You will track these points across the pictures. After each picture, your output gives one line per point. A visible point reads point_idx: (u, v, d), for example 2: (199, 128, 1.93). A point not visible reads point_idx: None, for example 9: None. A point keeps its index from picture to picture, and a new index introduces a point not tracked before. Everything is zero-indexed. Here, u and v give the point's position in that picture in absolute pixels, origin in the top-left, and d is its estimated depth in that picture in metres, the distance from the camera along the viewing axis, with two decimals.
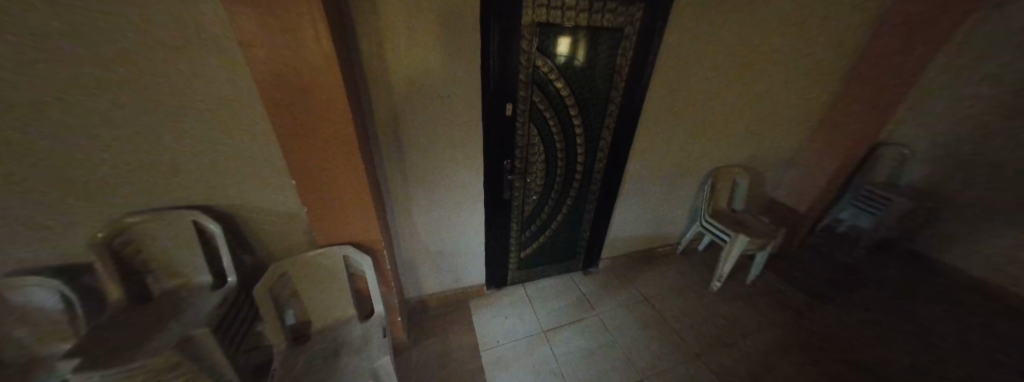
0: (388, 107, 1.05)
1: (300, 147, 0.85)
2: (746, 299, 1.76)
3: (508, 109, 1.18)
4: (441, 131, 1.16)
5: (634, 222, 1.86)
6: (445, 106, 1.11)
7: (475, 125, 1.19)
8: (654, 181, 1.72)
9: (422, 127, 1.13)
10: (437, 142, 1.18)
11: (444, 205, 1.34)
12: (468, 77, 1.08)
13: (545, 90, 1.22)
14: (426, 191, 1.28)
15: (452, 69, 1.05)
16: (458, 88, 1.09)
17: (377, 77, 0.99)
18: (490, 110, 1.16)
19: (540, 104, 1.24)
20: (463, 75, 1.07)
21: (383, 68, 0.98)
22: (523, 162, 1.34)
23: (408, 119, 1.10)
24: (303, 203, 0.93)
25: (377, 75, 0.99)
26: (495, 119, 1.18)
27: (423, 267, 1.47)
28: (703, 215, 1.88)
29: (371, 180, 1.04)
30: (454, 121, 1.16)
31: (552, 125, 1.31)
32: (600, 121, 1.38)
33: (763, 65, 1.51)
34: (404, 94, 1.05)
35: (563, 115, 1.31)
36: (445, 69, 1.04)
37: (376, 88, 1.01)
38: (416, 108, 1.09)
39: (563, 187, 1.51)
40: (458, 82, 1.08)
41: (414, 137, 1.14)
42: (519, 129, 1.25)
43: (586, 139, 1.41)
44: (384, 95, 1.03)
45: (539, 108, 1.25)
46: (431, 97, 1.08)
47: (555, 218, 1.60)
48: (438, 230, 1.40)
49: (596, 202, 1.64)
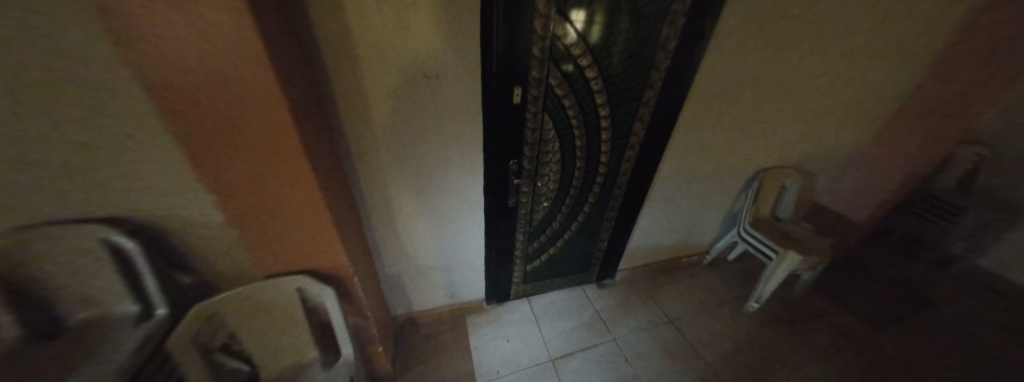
0: (354, 91, 0.79)
1: (217, 151, 0.58)
2: (788, 323, 1.52)
3: (516, 96, 0.89)
4: (428, 122, 0.89)
5: (659, 229, 1.61)
6: (433, 91, 0.84)
7: (472, 115, 0.92)
8: (688, 183, 1.44)
9: (404, 117, 0.87)
10: (424, 136, 0.92)
11: (435, 213, 1.10)
12: (463, 51, 0.80)
13: (564, 72, 0.92)
14: (412, 196, 1.03)
15: (442, 41, 0.77)
16: (449, 66, 0.81)
17: (335, 48, 0.71)
18: (493, 95, 0.87)
19: (557, 90, 0.95)
20: (456, 48, 0.79)
21: (343, 35, 0.70)
22: (533, 162, 1.07)
23: (385, 107, 0.83)
24: (234, 226, 0.68)
25: (334, 45, 0.71)
26: (500, 109, 0.90)
27: (413, 282, 1.25)
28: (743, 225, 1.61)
29: (336, 190, 0.79)
30: (447, 111, 0.89)
31: (571, 117, 1.02)
32: (633, 113, 1.08)
33: (848, 44, 1.17)
34: (376, 73, 0.77)
35: (587, 104, 1.02)
36: (432, 39, 0.76)
37: (336, 63, 0.73)
38: (395, 93, 0.82)
39: (580, 192, 1.24)
40: (450, 57, 0.80)
41: (393, 130, 0.88)
42: (530, 122, 0.97)
43: (613, 136, 1.12)
44: (348, 73, 0.75)
45: (556, 95, 0.96)
46: (414, 79, 0.81)
47: (569, 227, 1.35)
48: (430, 242, 1.17)
49: (618, 209, 1.37)
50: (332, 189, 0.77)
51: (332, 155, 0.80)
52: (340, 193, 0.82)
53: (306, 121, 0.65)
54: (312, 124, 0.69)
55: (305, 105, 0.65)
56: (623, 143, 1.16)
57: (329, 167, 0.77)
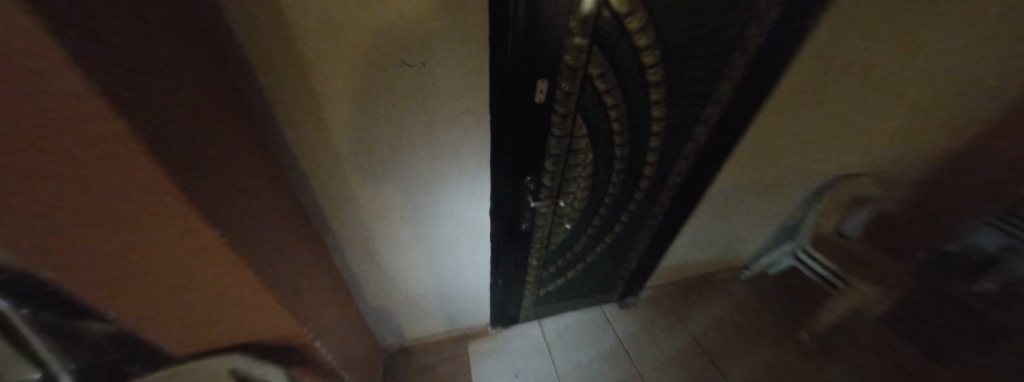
0: (298, 89, 0.52)
1: (15, 217, 0.31)
2: (850, 359, 1.28)
3: (539, 93, 0.61)
4: (413, 129, 0.63)
5: (696, 245, 1.35)
6: (419, 86, 0.57)
7: (477, 119, 0.65)
8: (740, 196, 1.17)
9: (378, 123, 0.60)
10: (408, 148, 0.66)
11: (429, 237, 0.87)
12: (464, 26, 0.51)
13: (611, 57, 0.62)
14: (397, 220, 0.80)
15: (433, 8, 0.48)
16: (442, 46, 0.52)
17: (256, 22, 0.44)
18: (506, 94, 0.59)
19: (597, 84, 0.66)
20: (455, 21, 0.50)
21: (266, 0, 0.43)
22: (555, 179, 0.81)
23: (348, 112, 0.57)
24: (103, 308, 0.44)
25: (254, 16, 0.43)
26: (515, 112, 0.63)
27: (404, 312, 1.05)
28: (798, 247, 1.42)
29: (278, 235, 0.55)
30: (441, 113, 0.62)
31: (611, 120, 0.74)
32: (696, 114, 0.79)
33: (1009, 22, 0.83)
34: (328, 61, 0.50)
35: (635, 103, 0.73)
36: (417, 6, 0.48)
37: (262, 46, 0.47)
38: (361, 91, 0.55)
39: (610, 210, 0.99)
40: (446, 35, 0.51)
41: (362, 142, 0.62)
42: (555, 128, 0.69)
43: (662, 143, 0.84)
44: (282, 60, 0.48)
45: (595, 90, 0.67)
46: (389, 69, 0.53)
47: (593, 249, 1.11)
48: (423, 270, 0.95)
49: (653, 227, 1.12)
50: (270, 236, 0.53)
51: (271, 182, 0.56)
52: (284, 235, 0.59)
53: (210, 149, 0.40)
54: (224, 147, 0.43)
55: (203, 121, 0.39)
56: (672, 152, 0.88)
57: (263, 204, 0.52)
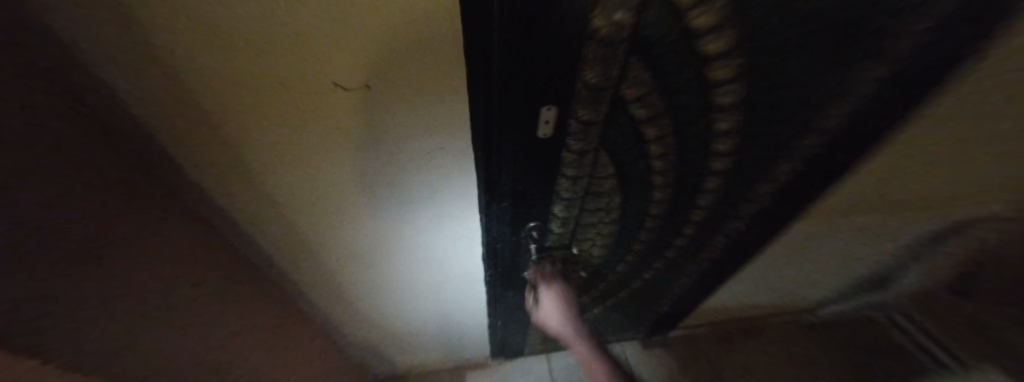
0: (197, 136, 0.37)
1: None
2: None
3: (545, 132, 0.42)
4: (374, 175, 0.47)
5: (748, 289, 1.08)
6: (370, 129, 0.40)
7: (459, 164, 0.48)
8: (820, 241, 0.88)
9: (320, 171, 0.45)
10: (374, 195, 0.51)
11: (415, 281, 0.74)
12: (422, 46, 0.31)
13: (663, 71, 0.40)
14: (375, 266, 0.67)
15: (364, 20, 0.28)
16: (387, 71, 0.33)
17: (105, 54, 0.29)
18: (495, 132, 0.40)
19: (635, 113, 0.45)
20: (406, 38, 0.30)
21: (96, 22, 0.27)
22: (567, 224, 0.62)
23: (275, 158, 0.42)
24: None
25: (90, 44, 0.28)
26: (511, 154, 0.44)
27: (397, 344, 0.97)
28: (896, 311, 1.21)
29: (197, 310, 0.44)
30: (410, 157, 0.45)
31: (650, 159, 0.52)
32: (782, 141, 0.54)
33: None
34: (225, 103, 0.34)
35: (692, 133, 0.50)
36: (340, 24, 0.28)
37: (130, 87, 0.32)
38: (285, 136, 0.39)
39: (639, 254, 0.78)
40: (393, 61, 0.32)
41: (308, 190, 0.48)
42: (568, 169, 0.50)
43: (723, 180, 0.61)
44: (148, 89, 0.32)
45: (630, 121, 0.46)
46: (316, 109, 0.36)
47: (615, 292, 0.92)
48: (412, 310, 0.84)
49: (691, 272, 0.90)
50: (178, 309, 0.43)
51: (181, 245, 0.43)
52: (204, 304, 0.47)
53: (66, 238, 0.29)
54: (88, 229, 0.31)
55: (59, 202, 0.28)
56: (736, 189, 0.64)
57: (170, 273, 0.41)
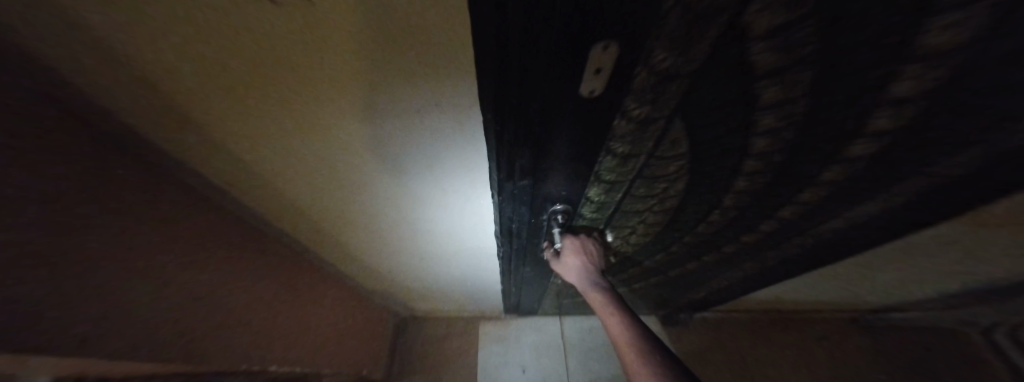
0: (127, 63, 0.29)
1: None
2: None
3: (592, 92, 0.26)
4: (366, 133, 0.38)
5: (812, 292, 0.91)
6: (336, 61, 0.28)
7: (469, 123, 0.36)
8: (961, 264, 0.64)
9: (288, 117, 0.36)
10: (370, 156, 0.43)
11: (427, 244, 0.70)
12: None
13: (843, 16, 0.20)
14: (387, 227, 0.63)
15: None
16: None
17: None
18: (514, 93, 0.26)
19: (752, 72, 0.26)
20: None
21: None
22: (604, 211, 0.49)
23: (231, 99, 0.33)
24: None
25: None
26: (537, 123, 0.30)
27: (415, 293, 1.00)
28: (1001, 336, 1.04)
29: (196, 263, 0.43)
30: (404, 108, 0.34)
31: (749, 141, 0.35)
32: (987, 174, 0.32)
33: None
34: (133, 12, 0.25)
35: (837, 123, 0.30)
36: None
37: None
38: (226, 67, 0.29)
39: (684, 250, 0.64)
40: None
41: (284, 142, 0.40)
42: (617, 145, 0.35)
43: (844, 191, 0.41)
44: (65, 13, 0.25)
45: (739, 84, 0.27)
46: (249, 29, 0.25)
47: (648, 278, 0.81)
48: (426, 268, 0.82)
49: (746, 271, 0.74)
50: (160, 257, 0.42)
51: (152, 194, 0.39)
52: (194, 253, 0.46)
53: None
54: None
55: None
56: (858, 207, 0.44)
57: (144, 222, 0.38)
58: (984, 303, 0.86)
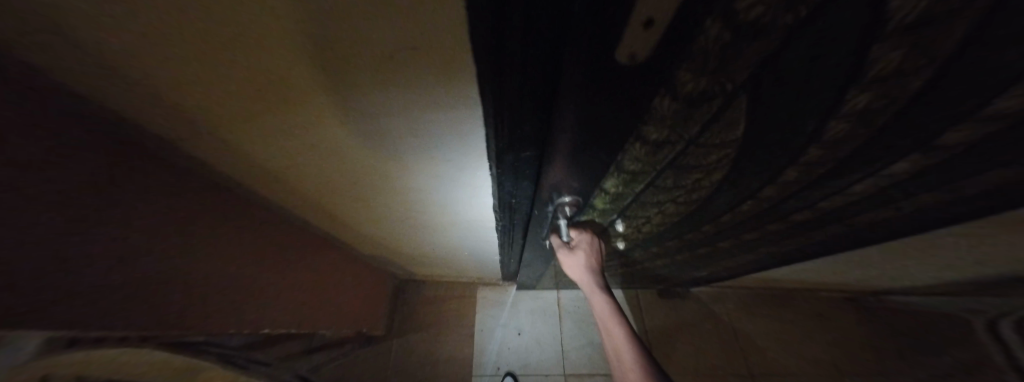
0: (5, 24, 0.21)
1: None
2: None
3: (633, 57, 0.18)
4: (331, 101, 0.29)
5: (814, 274, 0.90)
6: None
7: (461, 92, 0.27)
8: (976, 255, 0.62)
9: (228, 88, 0.27)
10: (341, 129, 0.34)
11: (421, 216, 0.65)
12: None
13: None
14: (376, 201, 0.57)
15: None
16: None
17: None
18: (519, 46, 0.17)
19: (882, 29, 0.17)
20: None
21: None
22: (619, 201, 0.42)
23: (134, 58, 0.24)
24: None
25: None
26: (552, 93, 0.21)
27: (413, 260, 0.99)
28: (980, 314, 1.08)
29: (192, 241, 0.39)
30: (383, 76, 0.25)
31: (816, 125, 0.27)
32: None
33: None
34: None
35: (952, 100, 0.22)
36: None
37: None
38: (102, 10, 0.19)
39: (697, 238, 0.59)
40: None
41: (238, 119, 0.32)
42: (650, 131, 0.27)
43: (904, 179, 0.35)
44: None
45: (849, 53, 0.18)
46: None
47: (654, 261, 0.77)
48: (423, 238, 0.79)
49: (756, 256, 0.71)
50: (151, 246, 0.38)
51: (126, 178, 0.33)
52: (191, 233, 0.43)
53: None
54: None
55: None
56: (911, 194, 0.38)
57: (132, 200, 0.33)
58: (988, 291, 0.85)
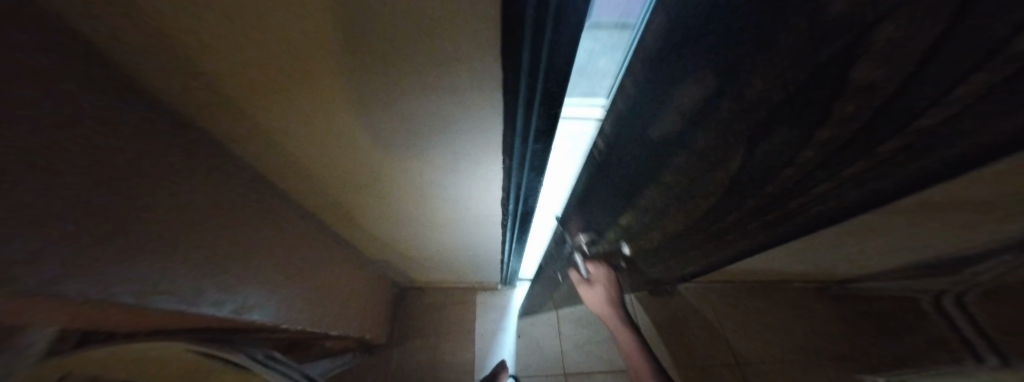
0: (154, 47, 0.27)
1: None
2: None
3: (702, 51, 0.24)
4: (378, 104, 0.35)
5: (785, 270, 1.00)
6: (360, 14, 0.24)
7: (487, 96, 0.34)
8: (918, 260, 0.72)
9: (298, 92, 0.33)
10: (382, 129, 0.40)
11: (432, 217, 0.70)
12: None
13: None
14: (394, 201, 0.62)
15: None
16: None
17: None
18: (549, 54, 0.25)
19: (863, 99, 0.21)
20: None
21: None
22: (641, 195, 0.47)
23: (235, 69, 0.31)
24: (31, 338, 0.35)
25: None
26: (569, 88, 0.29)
27: (417, 266, 1.02)
28: None
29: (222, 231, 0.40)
30: (428, 84, 0.32)
31: (814, 175, 0.30)
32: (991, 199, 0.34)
33: None
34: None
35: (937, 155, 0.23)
36: None
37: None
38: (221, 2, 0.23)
39: (697, 244, 0.64)
40: None
41: (296, 117, 0.38)
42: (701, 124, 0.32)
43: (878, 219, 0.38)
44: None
45: (848, 96, 0.21)
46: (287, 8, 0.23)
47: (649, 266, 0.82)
48: (431, 240, 0.83)
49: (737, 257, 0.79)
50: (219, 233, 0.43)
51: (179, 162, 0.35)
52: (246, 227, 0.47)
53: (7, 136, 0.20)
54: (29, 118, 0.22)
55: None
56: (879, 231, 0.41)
57: (180, 189, 0.36)
58: (928, 286, 0.98)
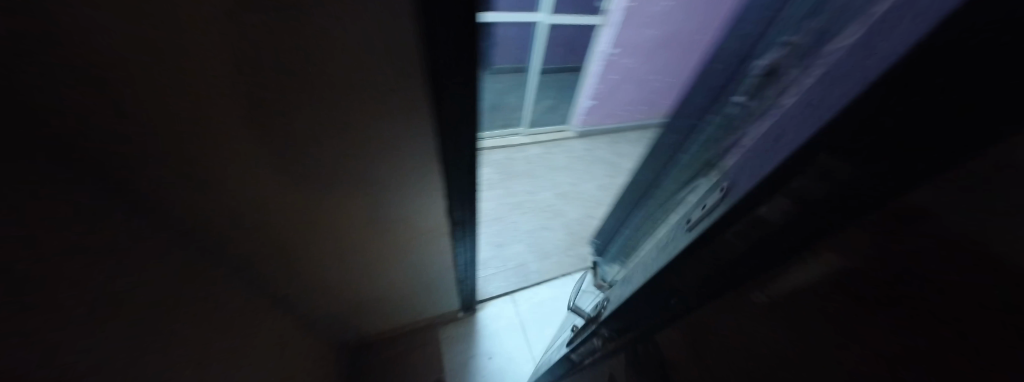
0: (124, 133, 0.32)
1: None
2: None
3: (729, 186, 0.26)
4: (330, 151, 0.42)
5: None
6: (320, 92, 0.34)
7: (421, 137, 0.44)
8: None
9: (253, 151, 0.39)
10: (332, 173, 0.46)
11: (382, 253, 0.72)
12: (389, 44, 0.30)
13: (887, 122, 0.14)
14: (341, 244, 0.64)
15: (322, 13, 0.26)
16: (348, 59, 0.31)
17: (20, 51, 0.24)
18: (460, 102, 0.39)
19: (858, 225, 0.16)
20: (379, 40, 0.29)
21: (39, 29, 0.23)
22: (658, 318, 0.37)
23: (200, 140, 0.36)
24: None
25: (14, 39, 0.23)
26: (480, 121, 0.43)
27: (369, 313, 0.98)
28: None
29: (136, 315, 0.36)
30: (375, 135, 0.42)
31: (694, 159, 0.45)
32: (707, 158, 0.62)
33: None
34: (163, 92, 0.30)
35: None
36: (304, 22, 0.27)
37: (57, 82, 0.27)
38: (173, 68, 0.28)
39: None
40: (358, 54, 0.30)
41: (250, 175, 0.43)
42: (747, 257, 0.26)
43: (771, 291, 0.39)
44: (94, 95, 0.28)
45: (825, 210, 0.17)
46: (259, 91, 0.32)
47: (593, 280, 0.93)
48: (381, 279, 0.83)
49: None
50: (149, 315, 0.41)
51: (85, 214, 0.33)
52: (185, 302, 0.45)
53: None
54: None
55: None
56: None
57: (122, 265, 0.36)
58: None
